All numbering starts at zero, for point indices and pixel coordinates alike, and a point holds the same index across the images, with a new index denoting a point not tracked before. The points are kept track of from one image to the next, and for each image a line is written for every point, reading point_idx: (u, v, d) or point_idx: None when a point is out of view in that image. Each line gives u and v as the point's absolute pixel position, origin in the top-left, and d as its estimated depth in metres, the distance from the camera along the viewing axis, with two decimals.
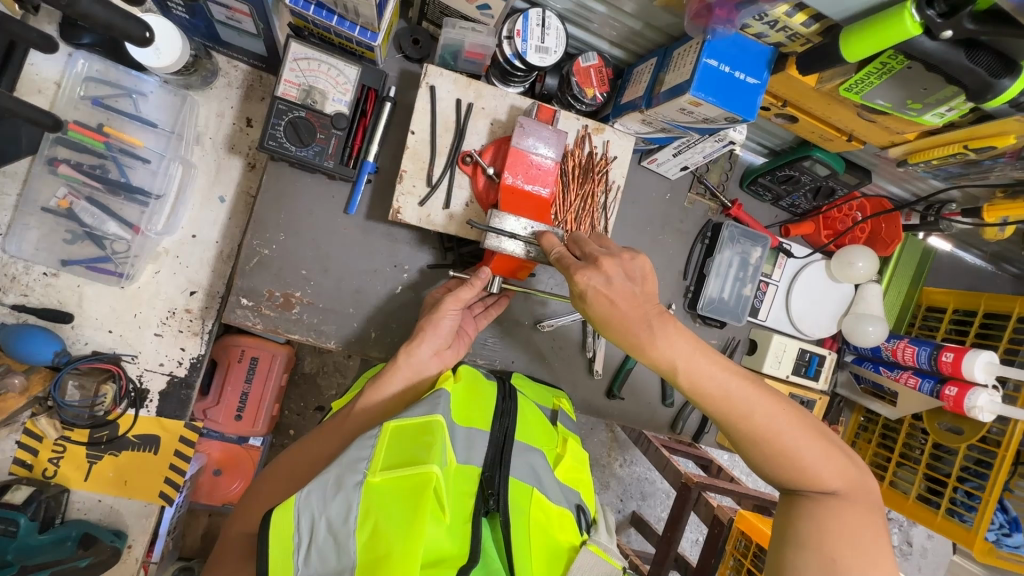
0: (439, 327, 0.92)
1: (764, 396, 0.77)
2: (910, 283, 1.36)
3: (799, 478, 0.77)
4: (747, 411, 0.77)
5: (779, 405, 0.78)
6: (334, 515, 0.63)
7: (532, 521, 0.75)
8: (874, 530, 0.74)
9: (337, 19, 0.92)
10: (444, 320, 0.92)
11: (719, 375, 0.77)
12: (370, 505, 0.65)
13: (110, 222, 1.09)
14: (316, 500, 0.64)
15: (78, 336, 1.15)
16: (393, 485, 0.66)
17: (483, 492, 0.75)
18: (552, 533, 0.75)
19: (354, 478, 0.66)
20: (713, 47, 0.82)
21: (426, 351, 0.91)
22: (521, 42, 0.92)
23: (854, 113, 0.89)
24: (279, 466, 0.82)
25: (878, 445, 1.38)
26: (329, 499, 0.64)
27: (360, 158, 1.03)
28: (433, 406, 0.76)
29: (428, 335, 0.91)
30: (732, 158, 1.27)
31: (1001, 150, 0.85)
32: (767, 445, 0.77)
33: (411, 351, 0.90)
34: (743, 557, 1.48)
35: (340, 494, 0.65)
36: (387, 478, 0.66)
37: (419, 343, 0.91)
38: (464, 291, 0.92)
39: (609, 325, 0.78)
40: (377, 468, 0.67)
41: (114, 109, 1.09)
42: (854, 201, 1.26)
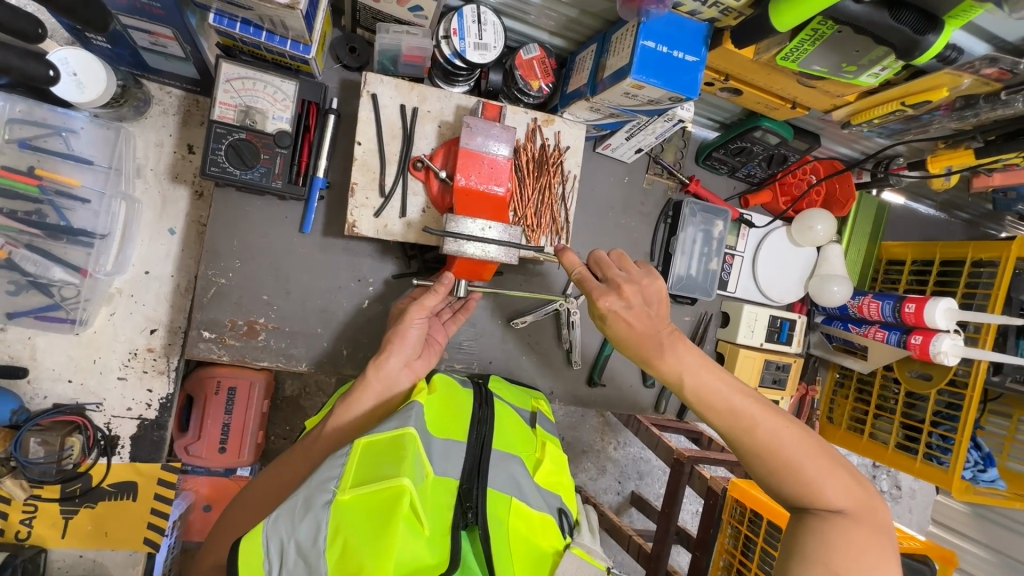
0: (409, 340, 0.90)
1: (768, 410, 0.81)
2: (869, 238, 1.39)
3: (806, 494, 0.78)
4: (751, 424, 0.81)
5: (788, 426, 0.80)
6: (303, 536, 0.61)
7: (512, 532, 0.74)
8: (878, 551, 0.74)
9: (266, 35, 0.88)
10: (413, 330, 0.90)
11: (726, 392, 0.82)
12: (339, 523, 0.62)
13: (55, 268, 1.03)
14: (284, 523, 0.62)
15: (36, 391, 1.10)
16: (366, 502, 0.64)
17: (461, 506, 0.74)
18: (533, 540, 0.75)
19: (323, 498, 0.64)
20: (648, 28, 0.81)
21: (395, 364, 0.89)
22: (459, 41, 0.91)
23: (795, 81, 0.90)
24: (252, 492, 0.82)
25: (856, 399, 1.42)
26: (298, 521, 0.62)
27: (309, 174, 1.01)
28: (405, 418, 0.75)
29: (396, 350, 0.89)
30: (685, 135, 1.28)
31: (936, 104, 0.87)
32: (770, 458, 0.80)
33: (381, 366, 0.88)
34: (739, 524, 1.50)
35: (309, 515, 0.63)
36: (357, 494, 0.64)
37: (386, 356, 0.89)
38: (428, 300, 0.90)
39: (627, 345, 0.86)
40: (347, 485, 0.65)
41: (45, 149, 1.02)
42: (807, 164, 1.28)
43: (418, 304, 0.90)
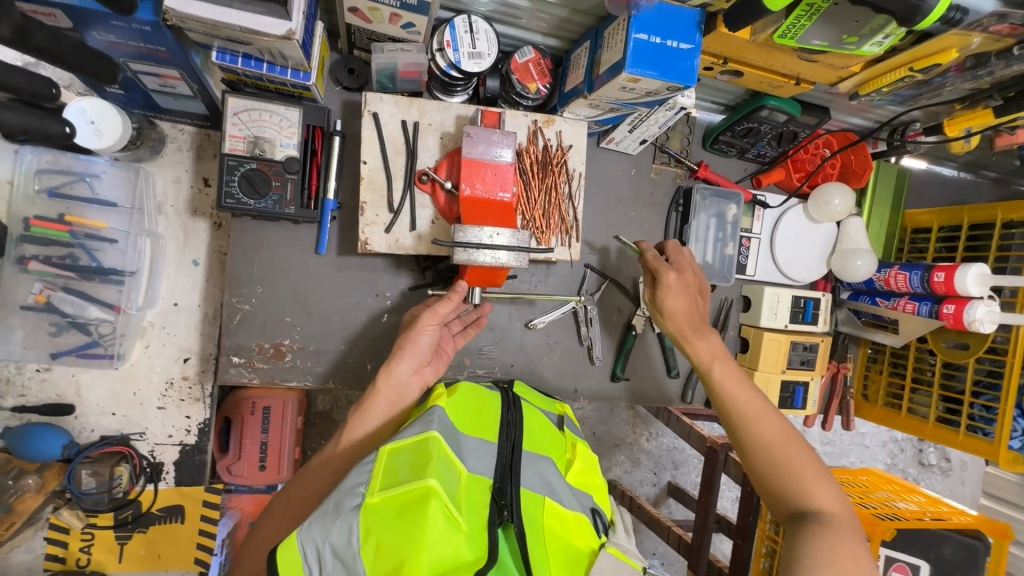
0: (421, 347, 0.92)
1: (772, 410, 0.88)
2: (891, 208, 1.34)
3: (797, 493, 0.79)
4: (754, 417, 0.88)
5: (788, 427, 0.86)
6: (336, 539, 0.62)
7: (547, 529, 0.75)
8: (862, 563, 0.71)
9: (267, 66, 0.91)
10: (424, 336, 0.91)
11: (739, 388, 0.92)
12: (370, 524, 0.64)
13: (91, 307, 1.09)
14: (317, 529, 0.63)
15: (84, 425, 1.16)
16: (396, 504, 0.65)
17: (497, 503, 0.74)
18: (568, 539, 0.76)
19: (353, 501, 0.65)
20: (640, 20, 0.81)
21: (405, 368, 0.91)
22: (453, 52, 0.92)
23: (795, 56, 0.88)
24: (279, 503, 0.84)
25: (891, 373, 1.38)
26: (330, 526, 0.63)
27: (320, 197, 1.03)
28: (428, 423, 0.77)
29: (407, 357, 0.91)
30: (690, 121, 1.26)
31: (946, 66, 0.84)
32: (769, 451, 0.84)
33: (393, 373, 0.90)
34: (780, 510, 1.45)
35: (341, 517, 0.64)
36: (386, 497, 0.66)
37: (398, 361, 0.91)
38: (439, 308, 0.92)
39: (672, 316, 1.03)
40: (376, 488, 0.67)
41: (71, 196, 1.08)
42: (819, 138, 1.24)
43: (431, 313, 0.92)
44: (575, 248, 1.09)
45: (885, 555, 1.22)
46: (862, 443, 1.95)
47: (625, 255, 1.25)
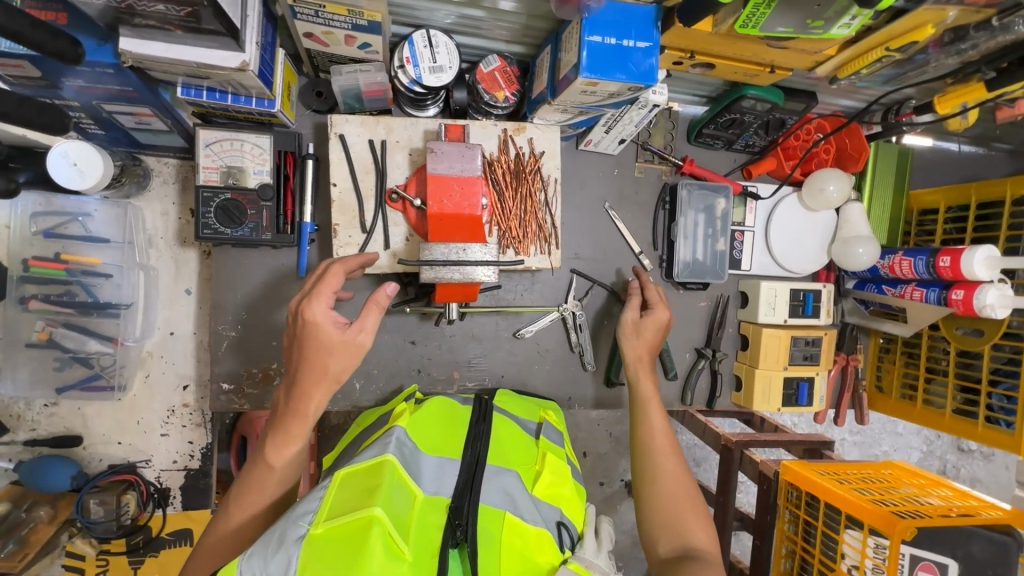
0: (355, 347, 0.78)
1: (670, 453, 0.94)
2: (894, 190, 1.28)
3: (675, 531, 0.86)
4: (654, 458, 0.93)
5: (679, 467, 0.93)
6: (275, 573, 0.61)
7: (505, 545, 0.75)
8: None
9: (232, 97, 0.92)
10: (360, 339, 0.78)
11: (653, 426, 0.97)
12: (310, 558, 0.63)
13: (91, 341, 1.13)
14: (256, 561, 0.62)
15: (92, 455, 1.20)
16: (339, 532, 0.66)
17: (451, 524, 0.75)
18: (528, 554, 0.75)
19: (296, 533, 0.65)
20: (592, 22, 0.78)
21: (340, 366, 0.77)
22: (413, 68, 0.91)
23: (763, 45, 0.84)
24: (234, 499, 0.78)
25: (905, 363, 1.31)
26: (270, 558, 0.62)
27: (297, 221, 1.04)
28: (385, 445, 0.79)
29: (338, 354, 0.77)
30: (672, 116, 1.23)
31: (923, 43, 0.79)
32: (658, 488, 0.91)
33: (326, 372, 0.77)
34: (796, 509, 1.29)
35: (282, 550, 0.63)
36: (330, 527, 0.66)
37: (326, 356, 0.77)
38: (372, 317, 0.79)
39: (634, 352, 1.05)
40: (320, 519, 0.67)
41: (66, 235, 1.11)
42: (810, 123, 1.17)
43: (363, 320, 0.78)
44: (554, 255, 1.07)
45: (907, 553, 1.08)
46: (895, 431, 1.87)
47: (612, 257, 1.23)
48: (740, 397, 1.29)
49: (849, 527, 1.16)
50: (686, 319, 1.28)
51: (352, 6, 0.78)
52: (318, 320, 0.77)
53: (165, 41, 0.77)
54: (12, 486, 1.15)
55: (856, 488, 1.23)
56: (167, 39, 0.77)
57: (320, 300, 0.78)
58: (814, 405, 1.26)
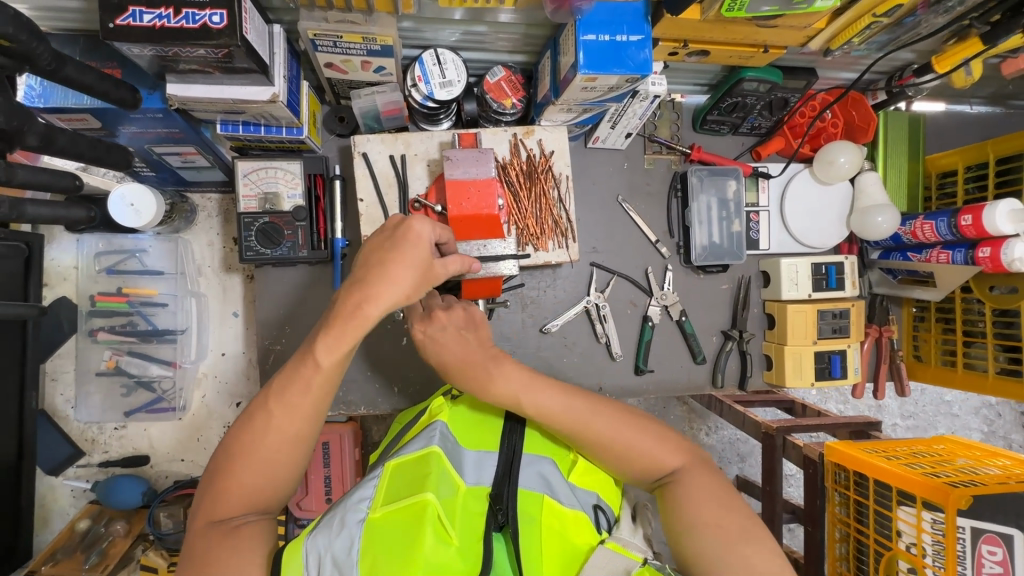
0: (431, 276, 0.77)
1: (594, 404, 0.85)
2: (908, 156, 1.27)
3: (649, 466, 0.83)
4: (586, 423, 0.84)
5: (608, 409, 0.85)
6: (339, 551, 0.68)
7: (545, 528, 0.78)
8: (720, 494, 0.78)
9: (265, 128, 1.01)
10: (441, 272, 0.78)
11: (557, 397, 0.85)
12: (368, 538, 0.69)
13: (153, 366, 1.23)
14: (322, 540, 0.69)
15: (159, 472, 1.29)
16: (393, 516, 0.71)
17: (491, 508, 0.79)
18: (566, 536, 0.78)
19: (357, 516, 0.72)
20: (586, 22, 0.84)
21: (410, 285, 0.73)
22: (425, 85, 0.99)
23: (753, 26, 0.88)
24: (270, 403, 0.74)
25: (942, 330, 1.28)
26: (334, 538, 0.69)
27: (329, 238, 1.12)
28: (429, 438, 0.84)
29: (419, 274, 0.75)
30: (676, 107, 1.26)
31: (909, 5, 0.82)
32: (610, 449, 0.83)
33: (393, 287, 0.72)
34: (846, 491, 1.22)
35: (344, 531, 0.70)
36: (386, 511, 0.72)
37: (401, 269, 0.73)
38: (454, 263, 0.81)
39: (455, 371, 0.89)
40: (377, 504, 0.73)
41: (126, 271, 1.23)
42: (814, 99, 1.19)
43: (451, 260, 0.80)
44: (572, 248, 1.12)
45: (968, 526, 1.00)
46: (950, 412, 1.80)
47: (630, 248, 1.27)
48: (771, 375, 1.29)
49: (902, 504, 1.08)
50: (709, 302, 1.30)
51: (366, 33, 0.86)
52: (418, 233, 0.75)
53: (207, 83, 0.86)
54: (90, 505, 1.24)
55: (906, 463, 1.17)
56: (208, 80, 0.86)
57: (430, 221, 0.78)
58: (849, 378, 1.25)
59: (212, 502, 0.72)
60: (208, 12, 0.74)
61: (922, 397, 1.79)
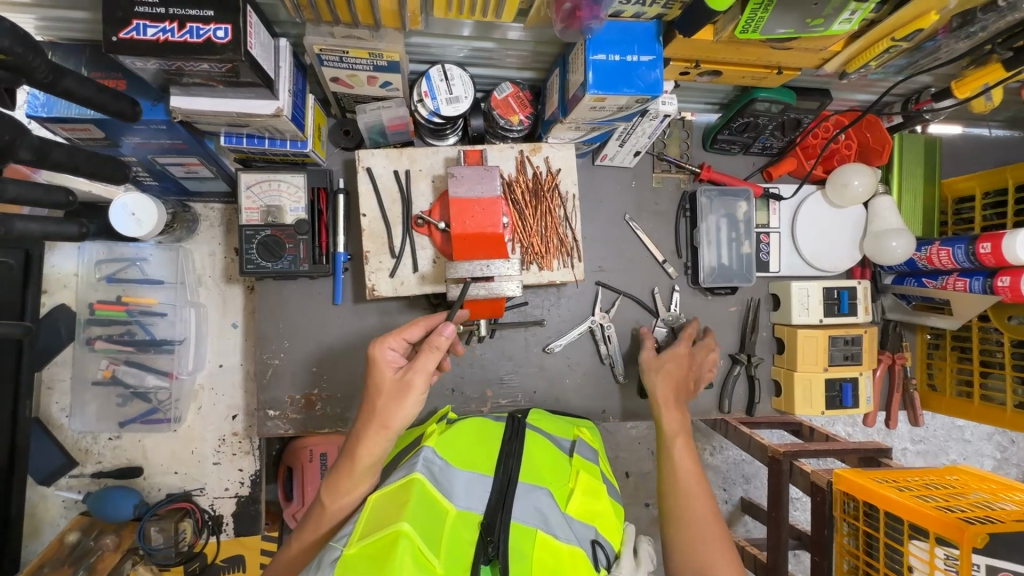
0: (409, 386, 0.77)
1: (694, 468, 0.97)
2: (924, 179, 1.24)
3: (691, 547, 0.90)
4: (674, 477, 0.97)
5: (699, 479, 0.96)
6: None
7: (538, 565, 0.75)
8: None
9: (268, 141, 1.00)
10: (417, 378, 0.77)
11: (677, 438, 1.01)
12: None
13: (149, 376, 1.22)
14: None
15: (152, 485, 1.26)
16: (367, 550, 0.67)
17: (482, 540, 0.75)
18: (561, 572, 0.74)
19: (331, 555, 0.69)
20: (596, 41, 0.82)
21: (385, 409, 0.77)
22: (431, 100, 0.97)
23: (767, 47, 0.85)
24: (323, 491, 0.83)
25: (958, 359, 1.24)
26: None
27: (331, 251, 1.11)
28: (413, 466, 0.81)
29: (391, 396, 0.78)
30: (686, 125, 1.25)
31: (929, 30, 0.80)
32: (682, 508, 0.94)
33: (380, 415, 0.78)
34: (855, 521, 1.17)
35: (320, 574, 0.67)
36: (360, 546, 0.68)
37: (376, 399, 0.79)
38: (426, 359, 0.77)
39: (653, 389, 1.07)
40: (352, 539, 0.69)
41: (126, 280, 1.22)
42: (828, 120, 1.15)
43: (416, 362, 0.77)
44: (577, 268, 1.09)
45: (982, 564, 0.95)
46: (961, 438, 1.75)
47: (638, 268, 1.24)
48: (780, 402, 1.25)
49: (914, 538, 1.04)
50: (717, 324, 1.27)
51: (372, 49, 0.85)
52: (379, 359, 0.81)
53: (210, 95, 0.85)
54: (81, 516, 1.22)
55: (918, 494, 1.12)
56: (211, 93, 0.85)
57: (383, 341, 0.81)
58: (860, 407, 1.21)
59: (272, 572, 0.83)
60: (211, 25, 0.73)
61: (934, 424, 1.74)
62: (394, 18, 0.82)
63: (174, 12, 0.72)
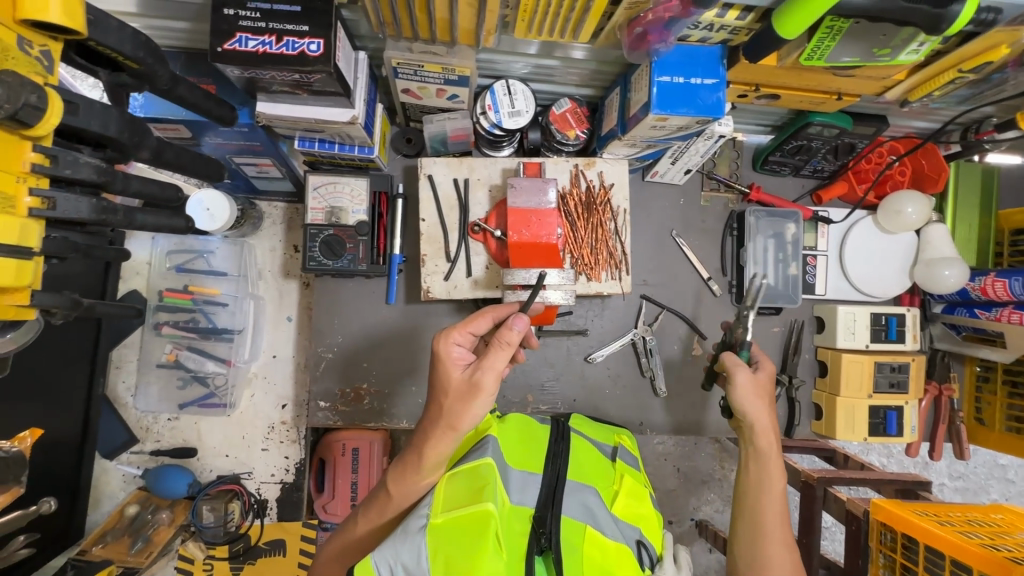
0: (478, 387, 0.76)
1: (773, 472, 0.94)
2: (980, 209, 1.22)
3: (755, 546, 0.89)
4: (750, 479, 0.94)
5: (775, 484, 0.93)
6: (407, 560, 0.69)
7: (587, 559, 0.78)
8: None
9: (338, 146, 1.06)
10: (486, 378, 0.77)
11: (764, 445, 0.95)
12: (435, 545, 0.70)
13: (209, 362, 1.29)
14: (389, 552, 0.69)
15: (204, 466, 1.33)
16: (455, 524, 0.72)
17: (535, 531, 0.78)
18: (610, 568, 0.78)
19: (418, 523, 0.73)
20: (662, 64, 0.85)
21: (454, 411, 0.77)
22: (494, 113, 1.02)
23: (830, 74, 0.87)
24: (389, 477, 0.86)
25: (1009, 394, 1.22)
26: (399, 547, 0.70)
27: (388, 253, 1.16)
28: (483, 450, 0.85)
29: (460, 397, 0.77)
30: (736, 146, 1.27)
31: (999, 62, 0.80)
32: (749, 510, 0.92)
33: (450, 416, 0.78)
34: (893, 553, 1.10)
35: (409, 539, 0.71)
36: (447, 518, 0.73)
37: (444, 399, 0.79)
38: (496, 357, 0.77)
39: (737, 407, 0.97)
40: (437, 511, 0.74)
41: (194, 270, 1.30)
42: (883, 145, 1.17)
43: (484, 360, 0.77)
44: (625, 281, 1.11)
45: None
46: (1005, 476, 1.69)
47: (682, 284, 1.26)
48: (820, 426, 1.25)
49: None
50: (759, 344, 1.27)
51: (446, 64, 0.90)
52: (445, 356, 0.81)
53: (293, 103, 0.91)
54: (139, 491, 1.29)
55: (961, 530, 1.08)
56: (293, 101, 0.91)
57: (448, 336, 0.81)
58: (905, 436, 1.20)
59: (334, 545, 0.88)
60: (306, 40, 0.79)
61: (975, 459, 1.69)
62: (470, 36, 0.87)
63: (274, 27, 0.78)
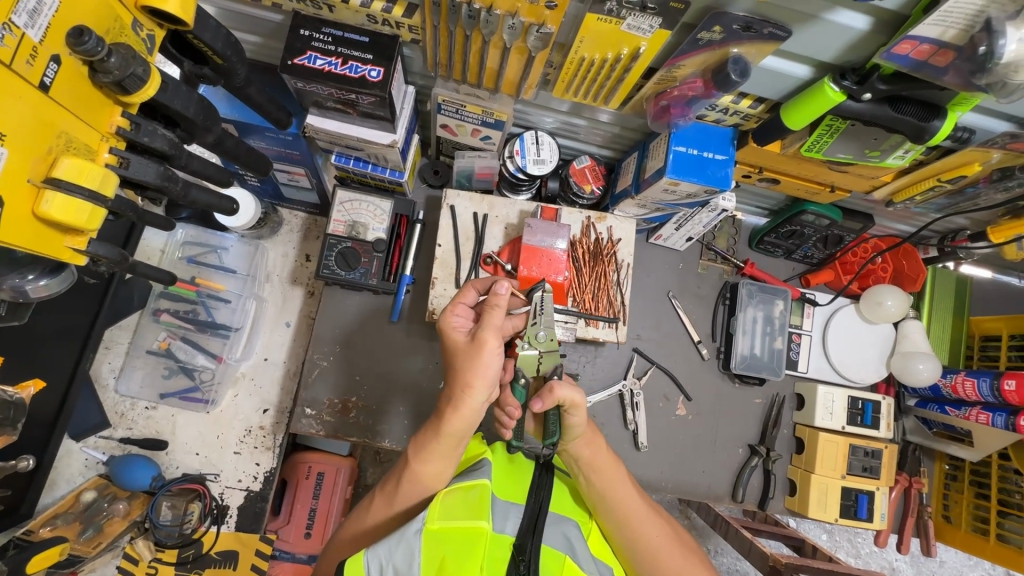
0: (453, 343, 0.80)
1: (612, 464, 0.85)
2: (953, 314, 1.32)
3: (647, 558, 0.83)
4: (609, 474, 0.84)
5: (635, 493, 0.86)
6: (399, 562, 0.70)
7: None
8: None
9: (372, 166, 1.13)
10: (455, 333, 0.81)
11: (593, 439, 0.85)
12: (429, 550, 0.72)
13: (200, 355, 1.30)
14: (383, 550, 0.71)
15: (171, 461, 1.28)
16: (450, 533, 0.72)
17: (514, 558, 0.75)
18: None
19: (415, 526, 0.73)
20: (679, 136, 0.95)
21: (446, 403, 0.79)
22: (521, 158, 1.10)
23: (825, 167, 0.97)
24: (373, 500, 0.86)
25: (974, 495, 1.26)
26: (394, 548, 0.71)
27: (398, 272, 1.20)
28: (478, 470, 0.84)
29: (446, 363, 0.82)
30: (736, 223, 1.37)
31: (973, 177, 0.91)
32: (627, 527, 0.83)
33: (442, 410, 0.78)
34: None
35: (404, 541, 0.72)
36: (443, 526, 0.73)
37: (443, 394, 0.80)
38: (492, 316, 0.77)
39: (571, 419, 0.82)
40: (434, 516, 0.74)
41: (204, 264, 1.34)
42: (867, 242, 1.29)
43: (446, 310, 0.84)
44: (621, 330, 1.15)
45: None
46: None
47: (673, 343, 1.31)
48: (794, 502, 1.25)
49: None
50: (741, 413, 1.31)
51: (486, 107, 0.99)
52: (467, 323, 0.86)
53: (342, 120, 0.99)
54: (100, 477, 1.25)
55: None
56: (342, 119, 0.99)
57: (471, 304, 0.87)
58: (874, 522, 1.22)
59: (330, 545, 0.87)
60: (368, 66, 0.87)
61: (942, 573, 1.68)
62: (512, 87, 0.96)
63: (342, 51, 0.87)
